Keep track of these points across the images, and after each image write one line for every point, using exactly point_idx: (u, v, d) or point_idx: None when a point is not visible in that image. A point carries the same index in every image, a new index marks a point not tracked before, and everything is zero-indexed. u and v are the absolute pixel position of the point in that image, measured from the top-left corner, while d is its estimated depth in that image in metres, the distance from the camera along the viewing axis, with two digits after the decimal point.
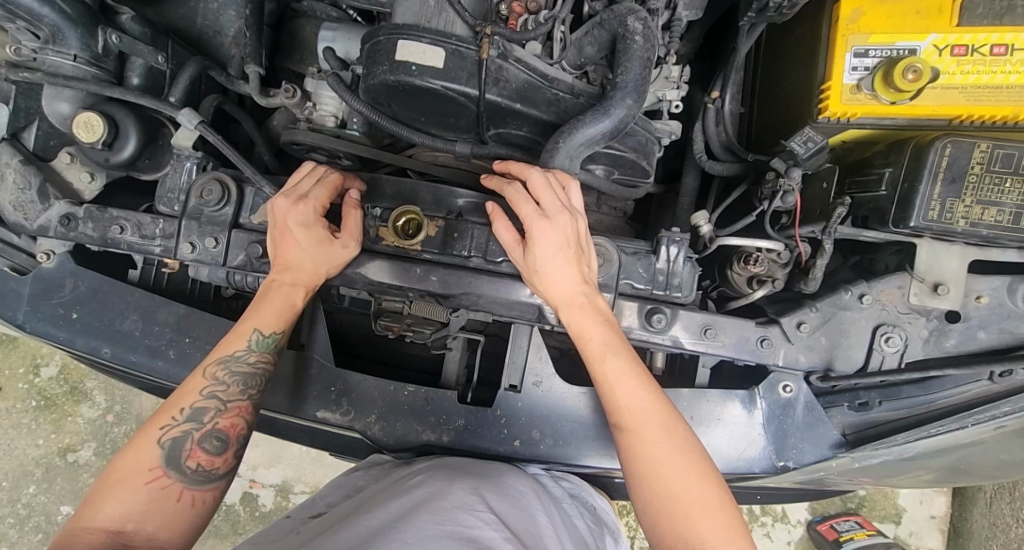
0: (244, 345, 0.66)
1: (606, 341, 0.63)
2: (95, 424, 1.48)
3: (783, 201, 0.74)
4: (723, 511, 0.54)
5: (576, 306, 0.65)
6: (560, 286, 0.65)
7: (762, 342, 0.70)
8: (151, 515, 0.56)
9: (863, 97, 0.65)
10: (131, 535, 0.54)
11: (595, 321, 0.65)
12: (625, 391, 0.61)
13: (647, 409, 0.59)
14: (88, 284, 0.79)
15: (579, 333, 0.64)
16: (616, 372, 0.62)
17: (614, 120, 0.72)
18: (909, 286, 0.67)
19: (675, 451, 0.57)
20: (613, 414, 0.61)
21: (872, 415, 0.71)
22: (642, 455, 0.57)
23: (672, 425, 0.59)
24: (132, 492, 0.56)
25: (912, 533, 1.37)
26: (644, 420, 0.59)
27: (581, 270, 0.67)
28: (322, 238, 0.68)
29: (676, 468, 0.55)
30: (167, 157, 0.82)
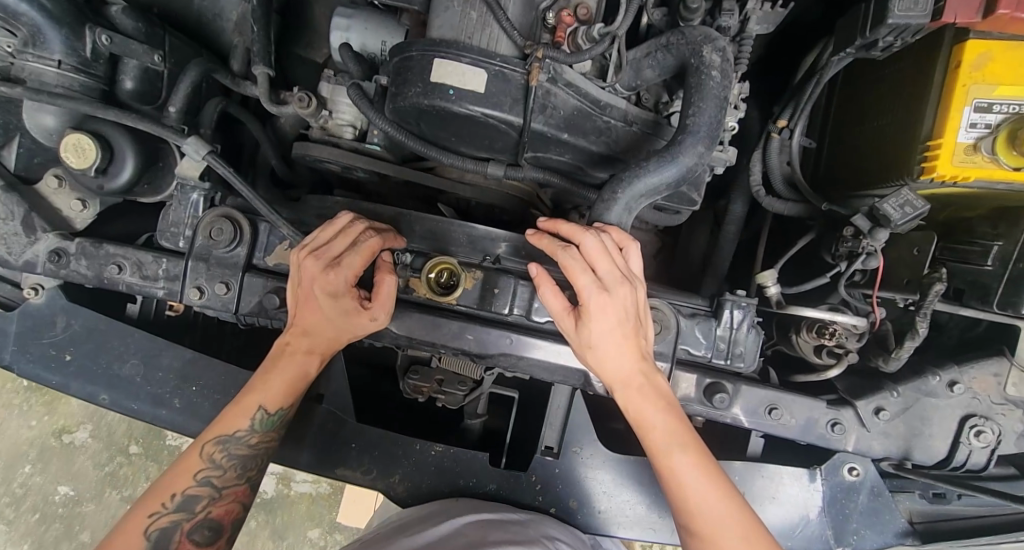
0: (246, 425, 0.58)
1: (670, 432, 0.57)
2: (89, 406, 1.43)
3: (864, 263, 0.66)
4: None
5: (637, 392, 0.58)
6: (620, 369, 0.58)
7: (832, 427, 0.63)
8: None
9: (979, 160, 0.55)
10: None
11: (658, 407, 0.58)
12: (695, 492, 0.55)
13: (721, 513, 0.54)
14: (82, 323, 0.70)
15: (640, 422, 0.58)
16: (685, 468, 0.56)
17: (680, 168, 0.63)
18: (1007, 375, 0.60)
19: None
20: (681, 515, 0.56)
21: (946, 507, 0.66)
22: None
23: (753, 534, 0.54)
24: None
25: None
26: (721, 528, 0.54)
27: (642, 346, 0.60)
28: (351, 309, 0.59)
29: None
30: (168, 181, 0.72)
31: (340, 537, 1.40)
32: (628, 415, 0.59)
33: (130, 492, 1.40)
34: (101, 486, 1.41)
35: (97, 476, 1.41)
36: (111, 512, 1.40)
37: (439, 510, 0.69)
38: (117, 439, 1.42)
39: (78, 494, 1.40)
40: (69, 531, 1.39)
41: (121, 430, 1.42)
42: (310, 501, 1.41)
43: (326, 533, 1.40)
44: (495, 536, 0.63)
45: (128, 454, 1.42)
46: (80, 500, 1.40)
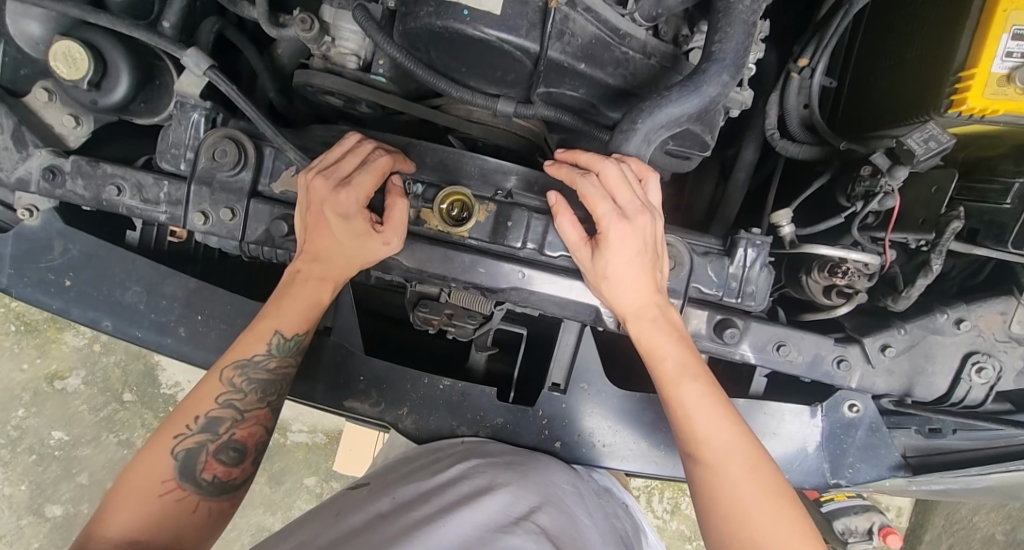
0: (263, 350, 0.57)
1: (682, 363, 0.58)
2: (81, 352, 1.43)
3: (880, 203, 0.65)
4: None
5: (650, 323, 0.59)
6: (635, 300, 0.58)
7: (838, 364, 0.64)
8: (165, 528, 0.50)
9: (1012, 91, 0.53)
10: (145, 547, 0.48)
11: (670, 340, 0.59)
12: (702, 421, 0.56)
13: (728, 443, 0.55)
14: (81, 249, 0.67)
15: (650, 354, 0.59)
16: (693, 397, 0.57)
17: (702, 98, 0.61)
18: (1013, 313, 0.61)
19: (761, 495, 0.52)
20: (686, 444, 0.56)
21: (941, 442, 0.67)
22: (720, 494, 0.53)
23: (758, 464, 0.54)
24: (145, 505, 0.50)
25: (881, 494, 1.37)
26: (725, 456, 0.54)
27: (657, 281, 0.60)
28: (362, 231, 0.58)
29: (761, 514, 0.51)
30: (166, 101, 0.69)
31: (336, 484, 1.44)
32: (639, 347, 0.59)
33: (126, 438, 1.42)
34: (97, 430, 1.41)
35: (93, 421, 1.41)
36: (108, 456, 1.41)
37: (447, 445, 0.71)
38: (112, 384, 1.42)
39: (74, 439, 1.41)
40: (66, 473, 1.41)
41: (115, 376, 1.43)
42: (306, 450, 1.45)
43: (322, 480, 1.43)
44: (502, 469, 0.65)
45: (122, 400, 1.42)
46: (77, 443, 1.41)
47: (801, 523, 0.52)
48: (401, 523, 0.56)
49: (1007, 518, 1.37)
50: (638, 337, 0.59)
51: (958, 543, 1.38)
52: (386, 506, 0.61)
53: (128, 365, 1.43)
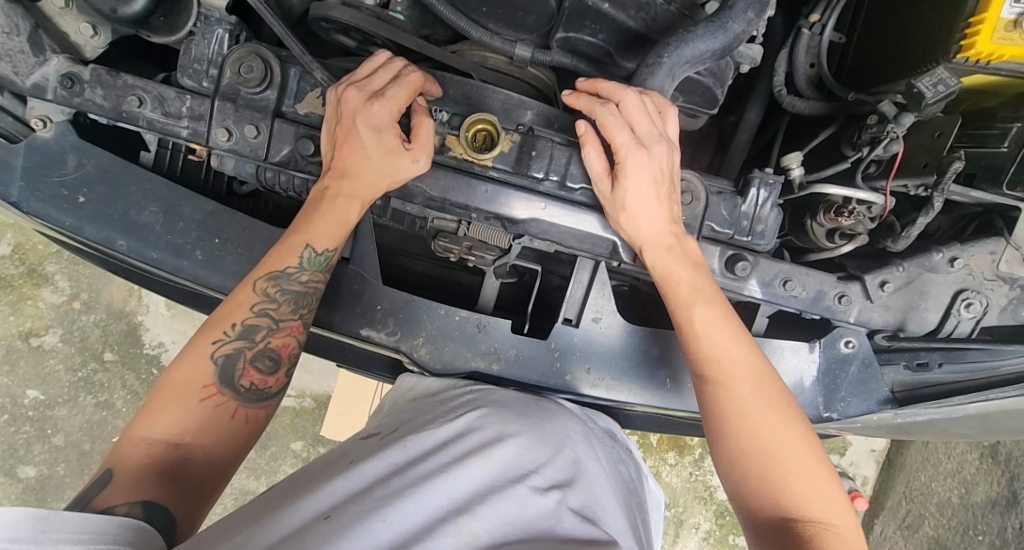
0: (295, 263, 0.60)
1: (693, 283, 0.61)
2: (59, 310, 1.38)
3: (884, 149, 0.68)
4: (821, 477, 0.52)
5: (664, 246, 0.62)
6: (647, 228, 0.62)
7: (839, 299, 0.68)
8: (208, 431, 0.54)
9: (1017, 36, 0.57)
10: (189, 448, 0.52)
11: (682, 262, 0.62)
12: (712, 339, 0.58)
13: (738, 358, 0.57)
14: (97, 164, 0.67)
15: (663, 275, 0.62)
16: (705, 320, 0.59)
17: (727, 36, 0.63)
18: (1002, 253, 0.66)
19: (770, 410, 0.54)
20: (696, 359, 0.59)
21: (926, 376, 0.71)
22: (727, 403, 0.56)
23: (767, 383, 0.56)
24: (188, 409, 0.53)
25: (852, 463, 1.45)
26: (735, 374, 0.57)
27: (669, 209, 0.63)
28: (392, 148, 0.60)
29: (768, 423, 0.54)
30: (187, 19, 0.65)
31: (323, 449, 1.43)
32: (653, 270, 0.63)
33: (105, 399, 1.38)
34: (74, 391, 1.38)
35: (71, 381, 1.38)
36: (85, 417, 1.38)
37: (455, 394, 0.70)
38: (90, 343, 1.38)
39: (50, 399, 1.37)
40: (41, 434, 1.37)
41: (95, 335, 1.38)
42: (293, 415, 1.44)
43: (309, 445, 1.43)
44: (512, 420, 0.65)
45: (102, 360, 1.38)
46: (53, 403, 1.37)
47: (809, 435, 0.54)
48: (410, 476, 0.53)
49: (961, 482, 1.36)
50: (652, 261, 0.62)
51: (917, 508, 1.41)
52: (394, 457, 0.58)
53: (108, 325, 1.38)
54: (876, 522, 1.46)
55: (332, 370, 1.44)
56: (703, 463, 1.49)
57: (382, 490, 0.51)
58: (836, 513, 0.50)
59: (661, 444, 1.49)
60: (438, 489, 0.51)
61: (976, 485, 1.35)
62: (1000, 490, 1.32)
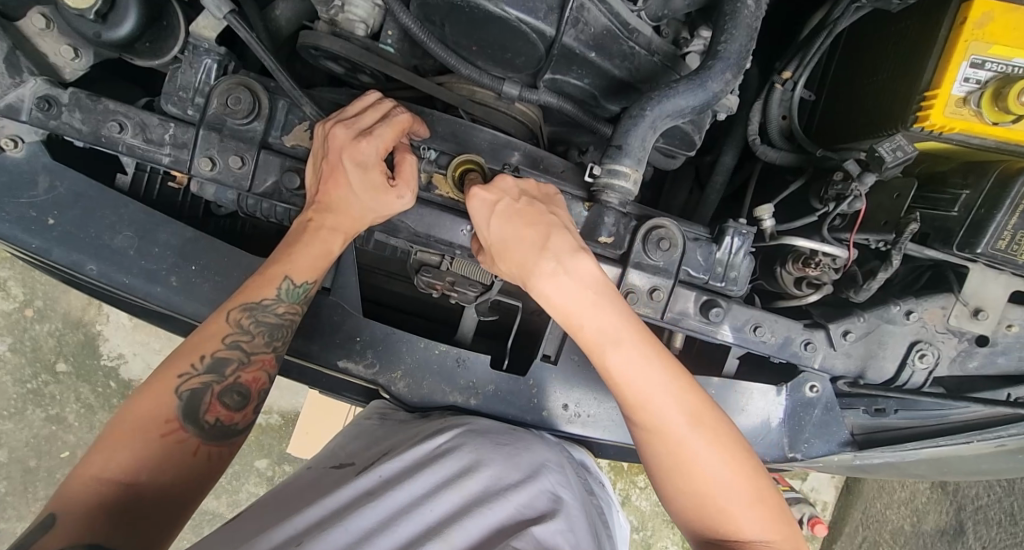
0: (273, 293, 0.58)
1: (603, 325, 0.54)
2: (9, 318, 1.30)
3: (849, 206, 0.72)
4: (753, 498, 0.52)
5: (567, 280, 0.54)
6: (528, 261, 0.55)
7: (805, 346, 0.72)
8: (165, 470, 0.48)
9: (966, 112, 0.63)
10: (144, 487, 0.46)
11: (591, 292, 0.54)
12: (635, 381, 0.53)
13: (664, 400, 0.53)
14: (70, 185, 0.65)
15: (571, 313, 0.55)
16: (622, 359, 0.53)
17: (707, 94, 0.66)
18: (951, 308, 0.70)
19: (703, 446, 0.52)
20: (627, 410, 0.54)
21: (884, 420, 0.75)
22: (664, 451, 0.53)
23: (699, 410, 0.53)
24: (146, 446, 0.48)
25: (813, 488, 1.50)
26: (664, 416, 0.53)
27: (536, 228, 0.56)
28: (377, 185, 0.59)
29: (706, 467, 0.52)
30: (173, 45, 0.65)
31: (289, 468, 1.38)
32: (555, 311, 0.55)
33: (55, 413, 1.31)
34: (22, 404, 1.31)
35: (18, 393, 1.31)
36: (32, 431, 1.31)
37: (427, 425, 0.70)
38: (42, 354, 1.31)
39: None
40: None
41: (48, 345, 1.31)
42: (259, 432, 1.39)
43: (274, 463, 1.38)
44: (488, 453, 0.64)
45: (54, 371, 1.31)
46: None
47: (745, 458, 0.53)
48: (381, 507, 0.54)
49: (914, 510, 1.42)
50: (547, 296, 0.55)
51: (872, 534, 1.46)
52: (366, 482, 0.59)
53: (63, 335, 1.31)
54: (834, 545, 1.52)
55: (303, 387, 1.41)
56: None
57: (352, 519, 0.53)
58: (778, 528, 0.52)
59: (631, 465, 1.51)
60: (414, 521, 0.53)
61: (927, 515, 1.40)
62: (948, 520, 1.36)
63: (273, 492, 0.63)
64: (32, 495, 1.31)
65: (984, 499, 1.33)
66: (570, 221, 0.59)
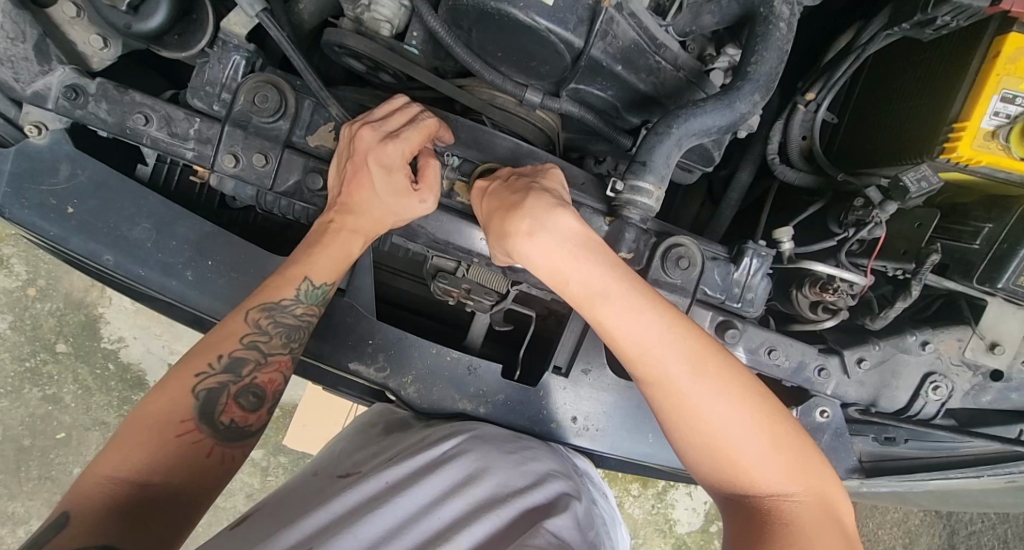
0: (292, 294, 0.57)
1: (588, 281, 0.52)
2: (11, 295, 1.30)
3: (869, 232, 0.72)
4: (768, 443, 0.49)
5: (550, 235, 0.53)
6: (507, 224, 0.55)
7: (819, 371, 0.71)
8: (179, 471, 0.47)
9: (993, 146, 0.62)
10: (158, 488, 0.45)
11: (574, 250, 0.53)
12: (629, 331, 0.51)
13: (664, 349, 0.50)
14: (90, 175, 0.65)
15: (556, 271, 0.53)
16: (614, 308, 0.52)
17: (734, 115, 0.66)
18: (968, 340, 0.70)
19: (709, 393, 0.50)
20: (625, 361, 0.52)
21: (893, 449, 0.75)
22: (666, 402, 0.51)
23: (703, 356, 0.51)
24: (161, 446, 0.47)
25: None
26: (663, 364, 0.50)
27: (517, 194, 0.57)
28: (402, 188, 0.59)
29: (713, 415, 0.49)
30: (200, 39, 0.64)
31: (284, 460, 1.38)
32: (540, 271, 0.54)
33: (52, 393, 1.31)
34: (19, 383, 1.30)
35: (17, 371, 1.30)
36: (28, 411, 1.30)
37: (441, 432, 0.69)
38: (42, 334, 1.31)
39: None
40: None
41: (48, 325, 1.31)
42: None
43: (269, 454, 1.37)
44: (501, 467, 0.63)
45: (53, 351, 1.31)
46: None
47: (758, 404, 0.50)
48: (392, 518, 0.54)
49: (905, 532, 1.43)
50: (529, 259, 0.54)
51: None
52: (377, 490, 0.58)
53: (64, 316, 1.31)
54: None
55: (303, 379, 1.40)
56: (664, 496, 1.51)
57: (363, 526, 0.52)
58: (800, 477, 0.49)
59: (626, 473, 1.51)
60: (424, 532, 0.53)
61: (919, 537, 1.43)
62: (939, 542, 1.42)
63: (281, 495, 0.63)
64: (23, 474, 1.30)
65: (977, 524, 1.42)
66: (556, 187, 0.59)
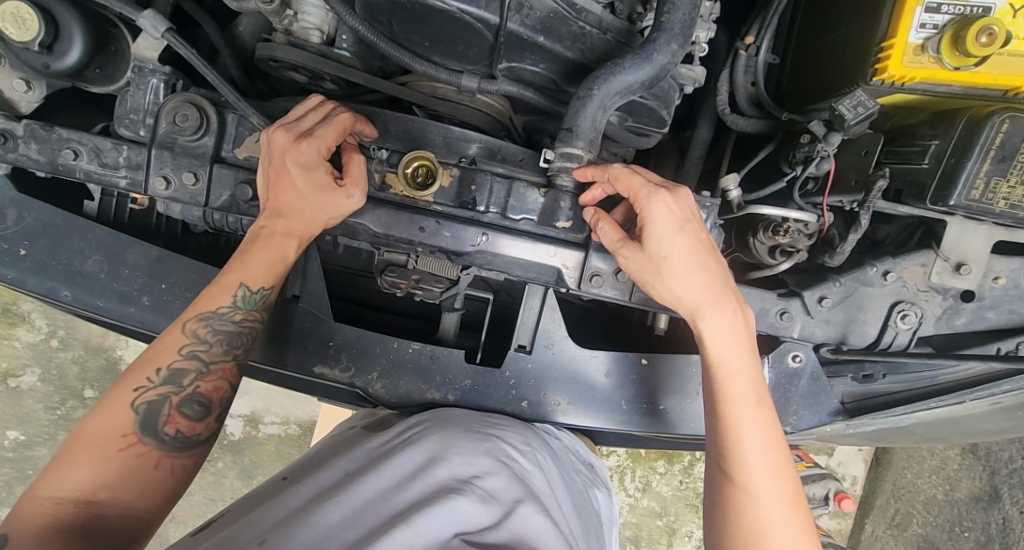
0: (229, 302, 0.58)
1: (728, 355, 0.61)
2: (35, 348, 1.35)
3: (817, 168, 0.70)
4: (796, 526, 0.55)
5: (730, 350, 0.60)
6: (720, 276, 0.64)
7: (781, 316, 0.70)
8: (127, 486, 0.48)
9: (925, 60, 0.60)
10: (104, 505, 0.46)
11: (739, 340, 0.61)
12: (751, 405, 0.59)
13: (745, 415, 0.59)
14: (38, 217, 0.67)
15: (710, 340, 0.61)
16: (745, 385, 0.60)
17: (654, 68, 0.65)
18: (932, 265, 0.67)
19: (764, 466, 0.57)
20: (714, 415, 0.60)
21: (873, 386, 0.73)
22: (731, 455, 0.58)
23: (769, 434, 0.59)
24: (104, 461, 0.48)
25: (840, 463, 1.43)
26: (739, 424, 0.58)
27: (720, 281, 0.61)
28: (326, 186, 0.60)
29: (761, 483, 0.56)
30: (125, 69, 0.67)
31: None
32: (696, 295, 0.60)
33: None
34: (53, 430, 1.36)
35: (49, 419, 1.36)
36: None
37: (403, 426, 0.70)
38: (68, 382, 1.35)
39: (29, 439, 1.36)
40: (20, 474, 1.37)
41: (73, 373, 1.35)
42: (279, 442, 1.41)
43: None
44: (459, 447, 0.64)
45: (82, 397, 1.35)
46: (32, 443, 1.36)
47: (794, 494, 0.57)
48: (349, 505, 0.54)
49: (946, 479, 1.42)
50: (671, 290, 0.61)
51: (904, 506, 1.44)
52: (335, 484, 0.59)
53: (86, 362, 1.35)
54: (866, 522, 1.46)
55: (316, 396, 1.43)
56: (692, 470, 1.49)
57: (319, 514, 0.53)
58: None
59: (651, 451, 1.49)
60: (382, 514, 0.53)
61: (959, 482, 1.42)
62: (981, 486, 1.40)
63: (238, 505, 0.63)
64: None
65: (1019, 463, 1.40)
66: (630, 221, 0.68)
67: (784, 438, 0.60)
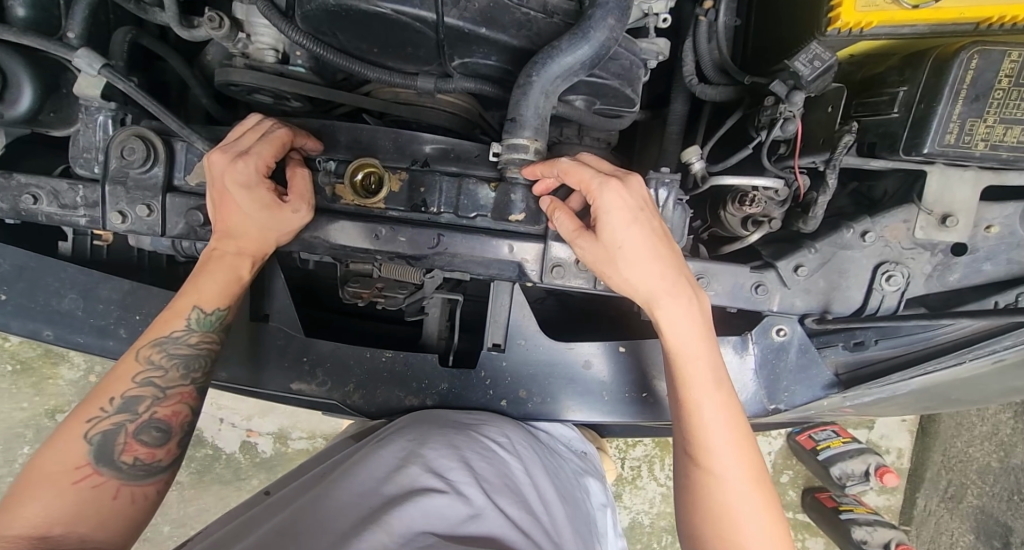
0: (183, 325, 0.59)
1: (687, 341, 0.60)
2: (78, 385, 1.31)
3: (782, 130, 0.66)
4: (760, 504, 0.58)
5: (686, 335, 0.60)
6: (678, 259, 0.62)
7: (757, 289, 0.65)
8: (85, 516, 0.50)
9: (881, 3, 0.56)
10: (59, 538, 0.47)
11: (699, 325, 0.61)
12: (712, 390, 0.60)
13: (708, 400, 0.60)
14: (13, 262, 0.70)
15: (669, 327, 0.60)
16: (705, 369, 0.60)
17: (594, 46, 0.62)
18: (915, 220, 0.63)
19: (728, 450, 0.58)
20: (678, 403, 0.61)
21: (866, 354, 0.68)
22: (695, 441, 0.59)
23: (733, 417, 0.60)
24: (59, 494, 0.49)
25: (883, 436, 1.33)
26: (701, 410, 0.59)
27: (675, 267, 0.59)
28: (270, 202, 0.60)
29: (725, 467, 0.58)
30: (77, 109, 0.70)
31: None
32: (651, 284, 0.59)
33: None
34: None
35: None
36: None
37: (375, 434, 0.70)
38: None
39: None
40: None
41: None
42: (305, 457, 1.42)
43: None
44: (434, 445, 0.64)
45: None
46: None
47: (759, 473, 0.59)
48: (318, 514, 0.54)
49: (999, 444, 1.35)
50: (625, 280, 0.59)
51: (957, 477, 1.36)
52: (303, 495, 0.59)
53: None
54: (918, 496, 1.36)
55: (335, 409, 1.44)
56: None
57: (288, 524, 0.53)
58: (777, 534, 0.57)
59: None
60: (355, 515, 0.53)
61: (1015, 447, 1.34)
62: None
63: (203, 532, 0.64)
64: None
65: None
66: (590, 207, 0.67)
67: (747, 417, 0.61)
